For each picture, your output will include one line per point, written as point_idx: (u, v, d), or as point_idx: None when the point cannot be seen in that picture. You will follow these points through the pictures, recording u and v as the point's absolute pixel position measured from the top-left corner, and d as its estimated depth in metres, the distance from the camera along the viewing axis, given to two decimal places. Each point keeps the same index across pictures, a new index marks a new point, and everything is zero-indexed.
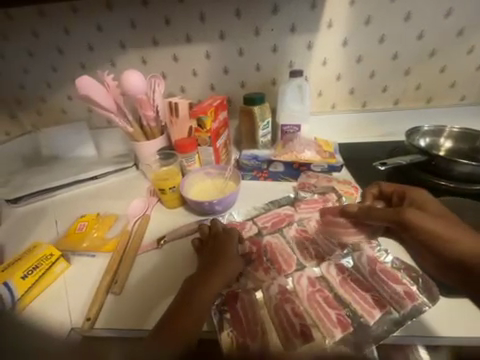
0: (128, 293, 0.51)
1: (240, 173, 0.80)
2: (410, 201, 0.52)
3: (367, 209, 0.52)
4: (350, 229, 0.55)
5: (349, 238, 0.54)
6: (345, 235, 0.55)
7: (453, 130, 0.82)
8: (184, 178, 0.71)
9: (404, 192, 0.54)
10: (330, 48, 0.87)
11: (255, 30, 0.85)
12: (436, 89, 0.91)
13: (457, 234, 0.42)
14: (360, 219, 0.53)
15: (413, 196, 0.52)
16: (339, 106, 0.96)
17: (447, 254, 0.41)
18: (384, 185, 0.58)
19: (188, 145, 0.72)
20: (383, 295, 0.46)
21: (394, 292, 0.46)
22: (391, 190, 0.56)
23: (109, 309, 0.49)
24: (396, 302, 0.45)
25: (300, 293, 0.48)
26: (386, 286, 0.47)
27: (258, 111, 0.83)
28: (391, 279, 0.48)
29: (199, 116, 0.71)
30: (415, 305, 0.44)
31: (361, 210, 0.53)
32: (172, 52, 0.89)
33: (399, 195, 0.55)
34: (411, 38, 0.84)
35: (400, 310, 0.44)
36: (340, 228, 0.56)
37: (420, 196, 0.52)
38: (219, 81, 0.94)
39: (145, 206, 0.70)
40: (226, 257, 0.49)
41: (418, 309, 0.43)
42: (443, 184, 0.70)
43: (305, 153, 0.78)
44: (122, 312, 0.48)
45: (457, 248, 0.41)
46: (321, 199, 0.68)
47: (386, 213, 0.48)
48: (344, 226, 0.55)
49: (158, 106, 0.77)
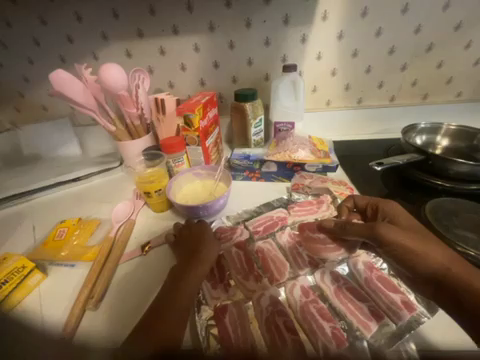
0: (119, 304, 0.47)
1: (232, 173, 0.76)
2: (383, 214, 0.52)
3: (344, 224, 0.50)
4: (329, 245, 0.52)
5: (329, 254, 0.51)
6: (324, 252, 0.52)
7: (450, 128, 0.80)
8: (171, 180, 0.66)
9: (377, 204, 0.54)
10: (325, 42, 0.83)
11: (247, 21, 0.80)
12: (433, 85, 0.89)
13: (435, 246, 0.42)
14: (339, 234, 0.51)
15: (386, 209, 0.52)
16: (334, 103, 0.93)
17: (426, 270, 0.41)
18: (357, 197, 0.58)
19: (175, 145, 0.67)
20: (380, 305, 0.45)
21: (392, 302, 0.44)
22: (364, 202, 0.56)
23: (94, 325, 0.45)
24: (393, 312, 0.43)
25: (293, 304, 0.45)
26: (383, 295, 0.45)
27: (250, 108, 0.79)
28: (389, 287, 0.46)
29: (186, 113, 0.66)
30: (413, 316, 0.41)
31: (337, 225, 0.51)
32: (159, 45, 0.84)
33: (372, 207, 0.55)
34: (408, 31, 0.80)
35: (398, 321, 0.42)
36: (319, 245, 0.53)
37: (393, 208, 0.52)
38: (209, 76, 0.90)
39: (131, 210, 0.67)
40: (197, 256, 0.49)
41: (418, 321, 0.41)
42: (440, 184, 0.68)
43: (299, 152, 0.74)
44: (113, 325, 0.45)
45: (436, 262, 0.41)
46: (315, 201, 0.65)
47: (361, 228, 0.47)
48: (323, 242, 0.53)
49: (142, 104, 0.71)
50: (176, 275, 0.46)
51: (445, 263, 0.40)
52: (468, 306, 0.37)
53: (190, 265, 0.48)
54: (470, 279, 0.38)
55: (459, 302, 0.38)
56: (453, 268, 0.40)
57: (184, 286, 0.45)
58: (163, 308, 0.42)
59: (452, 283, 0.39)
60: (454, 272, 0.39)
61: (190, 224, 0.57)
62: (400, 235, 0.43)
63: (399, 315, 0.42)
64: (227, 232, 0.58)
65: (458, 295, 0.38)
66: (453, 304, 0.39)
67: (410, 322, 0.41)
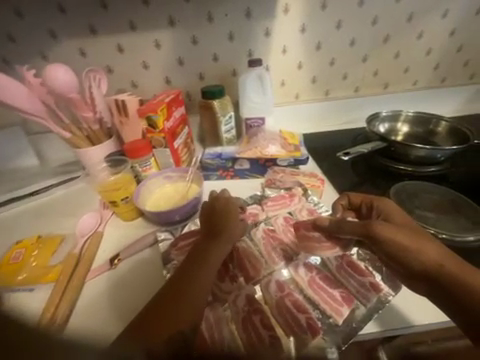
0: (109, 306, 0.48)
1: (204, 174, 0.75)
2: (377, 212, 0.52)
3: (339, 221, 0.48)
4: (324, 243, 0.49)
5: (326, 252, 0.49)
6: (319, 251, 0.49)
7: (409, 114, 0.85)
8: (139, 186, 0.64)
9: (372, 202, 0.54)
10: (289, 36, 0.83)
11: (208, 15, 0.78)
12: (392, 74, 0.93)
13: (429, 244, 0.43)
14: (334, 232, 0.49)
15: (381, 206, 0.52)
16: (303, 96, 0.94)
17: (420, 266, 0.42)
18: (352, 195, 0.57)
19: (142, 148, 0.64)
20: (351, 288, 0.47)
21: (360, 284, 0.47)
22: (359, 200, 0.56)
23: (88, 324, 0.45)
24: (363, 296, 0.45)
25: (270, 301, 0.46)
26: (353, 279, 0.48)
27: (218, 105, 0.78)
28: (358, 272, 0.48)
29: (149, 115, 0.63)
30: (379, 297, 0.45)
31: (332, 223, 0.49)
32: (116, 42, 0.79)
33: (367, 205, 0.55)
34: (366, 24, 0.83)
35: (367, 304, 0.45)
36: (313, 243, 0.49)
37: (387, 206, 0.52)
38: (174, 74, 0.86)
39: (97, 222, 0.63)
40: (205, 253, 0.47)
41: (385, 300, 0.44)
42: (402, 169, 0.73)
43: (270, 148, 0.73)
44: (113, 321, 0.46)
45: (431, 260, 0.42)
46: (288, 194, 0.64)
47: (357, 226, 0.46)
48: (318, 241, 0.49)
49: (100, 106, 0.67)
50: (191, 266, 0.45)
51: (439, 259, 0.42)
52: (460, 301, 0.40)
53: (211, 250, 0.47)
54: (459, 275, 0.40)
55: (453, 298, 0.40)
56: (444, 264, 0.41)
57: (199, 280, 0.44)
58: (162, 313, 0.40)
59: (444, 279, 0.41)
60: (447, 268, 0.41)
61: (213, 211, 0.53)
62: (394, 233, 0.43)
63: (367, 296, 0.45)
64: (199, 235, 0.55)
65: (453, 292, 0.40)
66: (445, 302, 0.41)
67: (377, 303, 0.44)
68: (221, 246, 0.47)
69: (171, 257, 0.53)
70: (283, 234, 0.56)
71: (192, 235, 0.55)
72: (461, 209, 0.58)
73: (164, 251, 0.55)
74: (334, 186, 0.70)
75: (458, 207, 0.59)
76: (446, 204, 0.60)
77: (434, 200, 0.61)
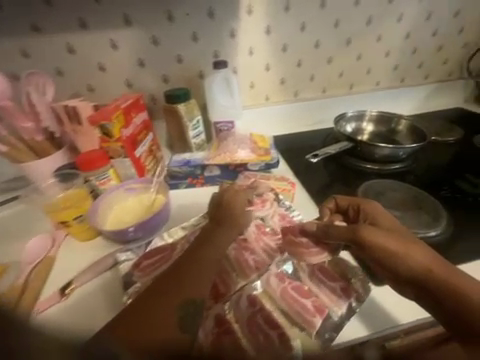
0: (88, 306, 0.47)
1: (172, 183, 0.70)
2: (364, 216, 0.52)
3: (327, 227, 0.48)
4: (312, 249, 0.49)
5: (313, 258, 0.49)
6: (308, 257, 0.49)
7: (373, 114, 0.89)
8: (97, 202, 0.57)
9: (359, 205, 0.53)
10: (255, 37, 0.81)
11: (168, 14, 0.74)
12: (356, 76, 0.96)
13: (417, 249, 0.45)
14: (322, 238, 0.49)
15: (368, 210, 0.52)
16: (273, 98, 0.94)
17: (409, 272, 0.44)
18: (339, 198, 0.56)
19: (96, 160, 0.58)
20: (321, 296, 0.47)
21: (331, 292, 0.48)
22: (346, 203, 0.55)
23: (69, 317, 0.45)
24: (334, 303, 0.46)
25: (241, 316, 0.45)
26: (324, 285, 0.48)
27: (184, 110, 0.74)
28: (329, 277, 0.49)
29: (101, 123, 0.58)
30: (348, 302, 0.47)
31: (320, 229, 0.49)
32: (64, 42, 0.72)
33: (354, 208, 0.54)
34: (329, 26, 0.85)
35: (337, 312, 0.46)
36: (302, 249, 0.49)
37: (375, 209, 0.52)
38: (135, 76, 0.80)
39: (48, 245, 0.56)
40: (210, 242, 0.45)
41: (356, 305, 0.47)
42: (369, 168, 0.75)
43: (240, 153, 0.71)
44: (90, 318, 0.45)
45: (419, 265, 0.44)
46: (259, 200, 0.59)
47: (344, 231, 0.47)
48: (307, 247, 0.49)
49: (44, 115, 0.59)
50: (184, 263, 0.43)
51: (426, 265, 0.44)
52: (446, 304, 0.42)
53: (215, 238, 0.46)
54: (446, 279, 0.43)
55: (440, 302, 0.42)
56: (433, 269, 0.43)
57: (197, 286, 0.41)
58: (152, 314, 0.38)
59: (433, 284, 0.43)
60: (434, 273, 0.43)
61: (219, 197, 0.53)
62: (383, 238, 0.45)
63: (339, 304, 0.46)
64: (165, 253, 0.51)
65: (439, 297, 0.42)
66: (433, 305, 0.43)
67: (348, 309, 0.46)
68: (225, 234, 0.47)
69: (134, 278, 0.48)
70: (255, 243, 0.52)
71: (155, 253, 0.51)
72: (422, 205, 0.61)
73: (125, 273, 0.49)
74: (306, 189, 0.70)
75: (420, 203, 0.61)
76: (410, 201, 0.62)
77: (398, 197, 0.64)
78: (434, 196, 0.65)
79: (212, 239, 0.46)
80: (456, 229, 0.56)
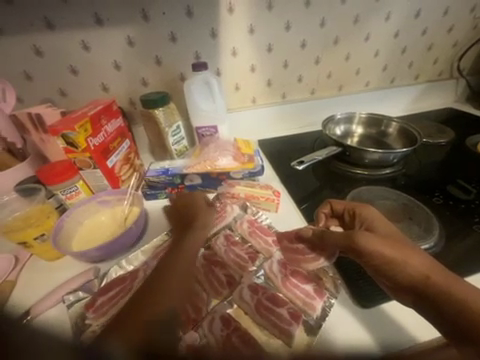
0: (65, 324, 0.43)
1: (150, 193, 0.65)
2: (360, 221, 0.48)
3: (323, 232, 0.47)
4: (308, 255, 0.49)
5: (310, 265, 0.48)
6: (304, 263, 0.49)
7: (362, 116, 0.86)
8: (61, 220, 0.52)
9: (354, 210, 0.50)
10: (238, 36, 0.77)
11: (142, 13, 0.69)
12: (345, 77, 0.93)
13: (413, 253, 0.40)
14: (319, 245, 0.48)
15: (364, 214, 0.48)
16: (259, 100, 0.90)
17: (406, 278, 0.38)
18: (334, 202, 0.54)
19: (64, 172, 0.54)
20: (297, 301, 0.45)
21: (305, 294, 0.45)
22: (342, 207, 0.52)
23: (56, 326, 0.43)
24: (308, 307, 0.43)
25: (214, 345, 0.40)
26: (297, 289, 0.46)
27: (162, 114, 0.69)
28: (302, 279, 0.48)
29: (64, 133, 0.53)
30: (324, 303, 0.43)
31: (315, 235, 0.48)
32: (30, 43, 0.66)
33: (349, 213, 0.51)
34: (315, 25, 0.81)
35: (313, 314, 0.43)
36: (297, 255, 0.49)
37: (371, 213, 0.48)
38: (110, 79, 0.75)
39: (9, 267, 0.51)
40: (184, 240, 0.45)
41: (329, 305, 0.43)
42: (359, 173, 0.72)
43: (221, 160, 0.66)
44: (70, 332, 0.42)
45: (415, 270, 0.38)
46: (220, 207, 0.60)
47: (340, 238, 0.44)
48: (302, 253, 0.49)
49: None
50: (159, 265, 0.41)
51: (424, 270, 0.38)
52: (448, 315, 0.35)
53: (187, 236, 0.46)
54: (449, 287, 0.36)
55: (441, 313, 0.36)
56: (431, 276, 0.37)
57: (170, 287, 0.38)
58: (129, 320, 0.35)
59: (433, 292, 0.36)
60: (433, 280, 0.37)
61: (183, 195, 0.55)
62: (378, 243, 0.40)
63: (313, 306, 0.43)
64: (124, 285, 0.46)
65: (439, 306, 0.36)
66: (434, 316, 0.36)
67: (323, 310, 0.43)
68: (193, 232, 0.47)
69: (86, 321, 0.42)
70: (224, 255, 0.52)
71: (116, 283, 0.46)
72: (413, 216, 0.57)
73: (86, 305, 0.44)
74: (293, 196, 0.66)
75: (411, 213, 0.58)
76: (400, 210, 0.59)
77: (387, 206, 0.60)
78: (424, 204, 0.62)
79: (189, 242, 0.45)
80: (448, 240, 0.53)
